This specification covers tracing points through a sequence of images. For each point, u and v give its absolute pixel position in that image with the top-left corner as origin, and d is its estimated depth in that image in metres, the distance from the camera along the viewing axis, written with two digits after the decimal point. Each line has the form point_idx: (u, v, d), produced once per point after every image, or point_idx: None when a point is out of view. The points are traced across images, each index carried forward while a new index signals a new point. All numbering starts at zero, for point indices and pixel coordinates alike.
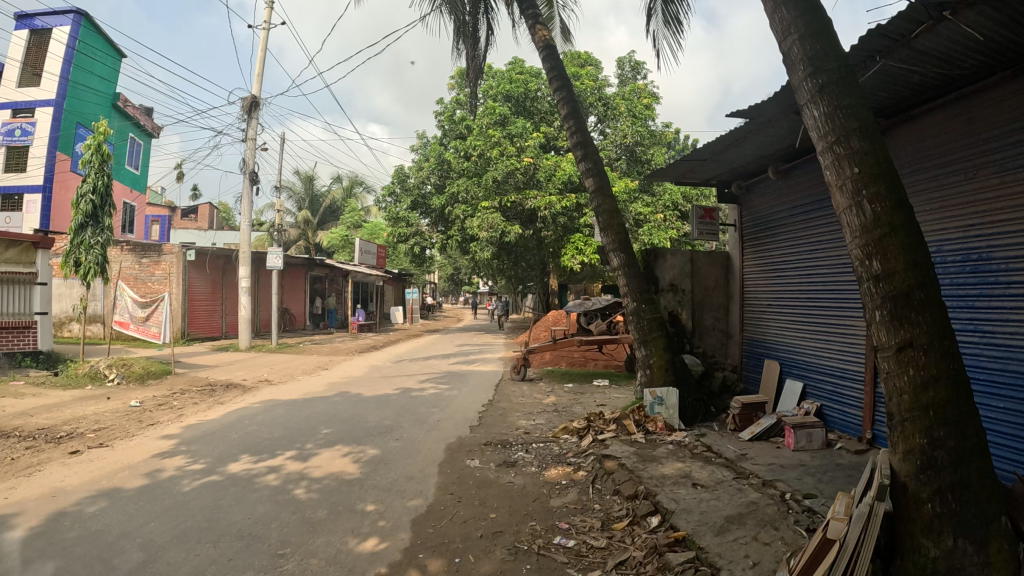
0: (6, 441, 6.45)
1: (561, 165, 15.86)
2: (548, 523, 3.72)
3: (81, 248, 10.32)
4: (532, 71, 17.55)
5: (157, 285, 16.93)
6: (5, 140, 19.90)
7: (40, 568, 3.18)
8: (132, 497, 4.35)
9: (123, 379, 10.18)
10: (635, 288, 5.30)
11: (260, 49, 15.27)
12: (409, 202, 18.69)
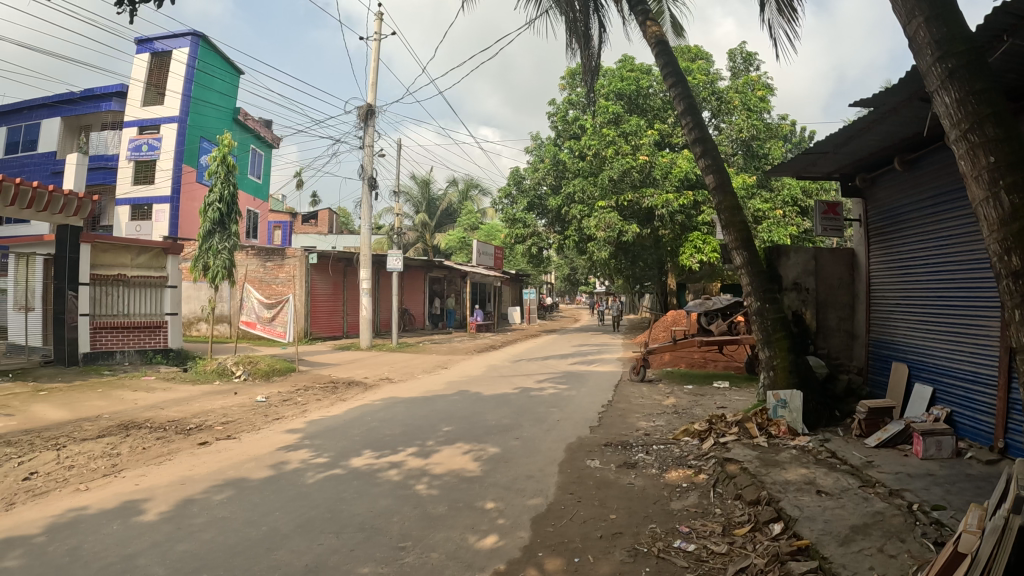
0: (143, 431, 6.96)
1: (678, 162, 15.65)
2: (668, 526, 3.66)
3: (209, 253, 11.00)
4: (644, 67, 17.37)
5: (281, 287, 17.84)
6: (134, 155, 21.52)
7: (174, 551, 3.40)
8: (258, 486, 4.59)
9: (249, 375, 10.73)
10: (758, 288, 5.12)
11: (373, 59, 15.81)
12: (526, 203, 18.89)
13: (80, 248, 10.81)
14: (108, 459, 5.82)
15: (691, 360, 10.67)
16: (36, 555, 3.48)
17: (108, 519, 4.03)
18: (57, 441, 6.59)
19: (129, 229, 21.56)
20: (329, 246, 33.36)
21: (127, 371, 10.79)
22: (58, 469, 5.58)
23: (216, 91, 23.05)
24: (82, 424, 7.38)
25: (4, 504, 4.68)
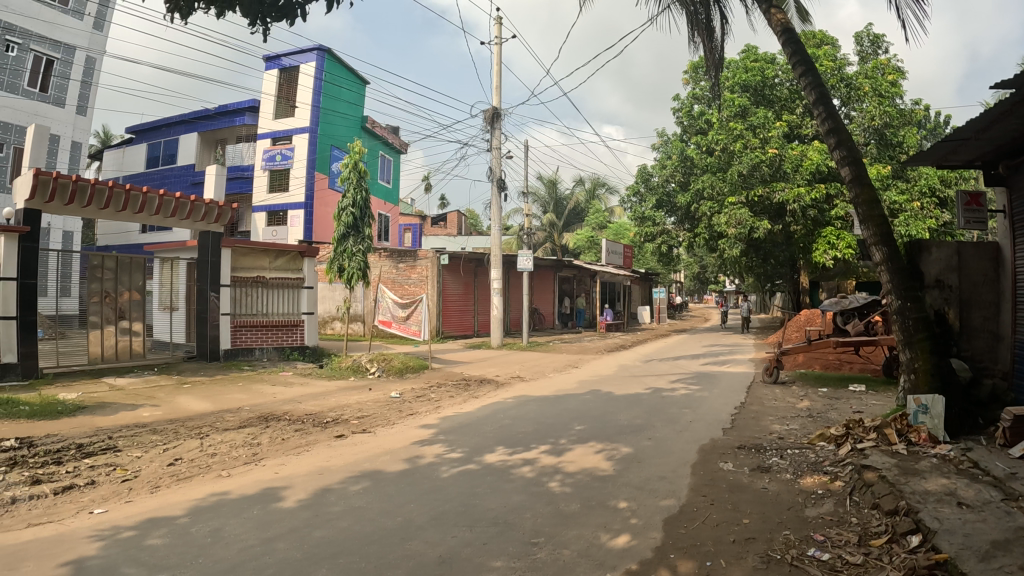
0: (281, 423, 7.38)
1: (808, 154, 14.99)
2: (803, 533, 3.55)
3: (344, 256, 11.54)
4: (769, 57, 16.79)
5: (414, 287, 18.62)
6: (268, 165, 23.08)
7: (312, 537, 3.60)
8: (393, 478, 4.79)
9: (383, 372, 11.18)
10: (898, 287, 4.85)
11: (496, 62, 16.11)
12: (654, 200, 18.61)
13: (221, 252, 11.60)
14: (249, 448, 6.21)
15: (824, 363, 10.27)
16: (183, 534, 3.80)
17: (250, 504, 4.31)
18: (200, 431, 7.07)
19: (266, 234, 23.34)
20: (456, 247, 34.18)
21: (266, 366, 11.49)
22: (201, 456, 6.01)
23: (346, 102, 24.16)
24: (224, 415, 7.91)
25: (153, 486, 5.11)
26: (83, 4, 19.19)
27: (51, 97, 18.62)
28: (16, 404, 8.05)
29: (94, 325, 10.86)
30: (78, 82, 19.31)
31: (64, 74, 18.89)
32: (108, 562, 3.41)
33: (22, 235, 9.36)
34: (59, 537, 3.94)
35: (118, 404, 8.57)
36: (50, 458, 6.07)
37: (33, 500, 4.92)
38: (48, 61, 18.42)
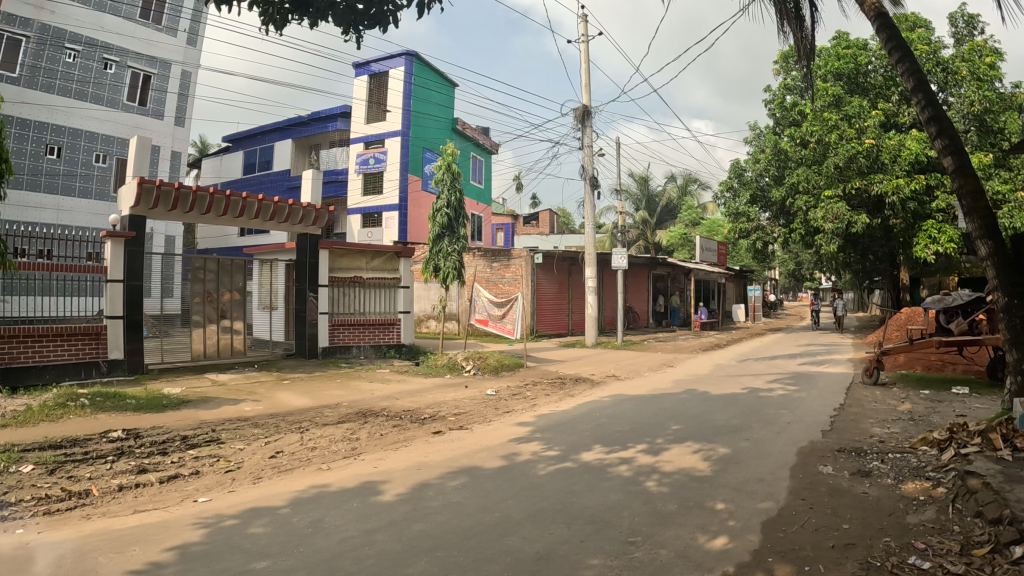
0: (379, 419, 7.60)
1: (906, 144, 14.35)
2: (903, 540, 3.42)
3: (440, 256, 11.93)
4: (861, 43, 16.14)
5: (507, 286, 19.65)
6: (362, 168, 24.07)
7: (411, 530, 3.71)
8: (491, 475, 4.89)
9: (479, 370, 11.47)
10: (1005, 283, 4.49)
11: (584, 60, 16.15)
12: (748, 196, 18.10)
13: (318, 253, 12.11)
14: (348, 442, 6.44)
15: (926, 364, 9.76)
16: (286, 523, 3.99)
17: (350, 496, 4.48)
18: (301, 425, 7.39)
19: (361, 236, 24.24)
20: (548, 246, 34.39)
21: (364, 363, 11.92)
22: (301, 450, 6.27)
23: (435, 104, 24.99)
24: (324, 410, 8.22)
25: (256, 477, 5.38)
26: (176, 21, 20.34)
27: (149, 110, 19.73)
28: (126, 398, 8.61)
29: (197, 324, 11.49)
30: (175, 95, 20.39)
31: (162, 88, 19.98)
32: (213, 548, 3.62)
33: (129, 238, 10.07)
34: (166, 523, 4.20)
35: (220, 399, 9.02)
36: (157, 448, 6.47)
37: (142, 487, 5.28)
38: (146, 76, 19.55)
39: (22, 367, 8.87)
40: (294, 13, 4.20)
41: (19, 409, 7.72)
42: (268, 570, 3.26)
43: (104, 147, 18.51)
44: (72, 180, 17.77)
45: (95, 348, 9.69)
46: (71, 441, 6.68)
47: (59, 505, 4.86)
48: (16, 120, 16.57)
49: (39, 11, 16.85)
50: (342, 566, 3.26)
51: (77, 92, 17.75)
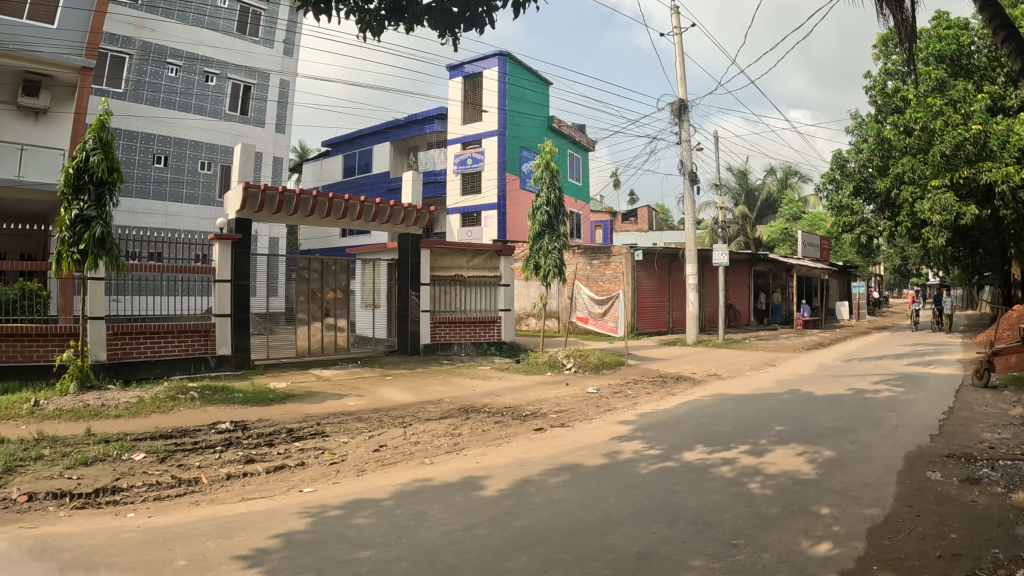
0: (481, 415, 7.78)
1: (1016, 129, 13.22)
2: (1015, 553, 3.24)
3: (541, 254, 12.93)
4: (963, 23, 15.30)
5: (609, 284, 19.91)
6: (460, 168, 24.67)
7: (512, 526, 3.83)
8: (591, 473, 4.97)
9: (579, 368, 11.68)
10: None
11: (677, 54, 15.94)
12: (851, 187, 17.25)
13: (420, 253, 12.53)
14: (450, 437, 6.65)
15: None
16: (390, 515, 4.16)
17: (453, 491, 4.63)
18: (405, 420, 7.65)
19: (461, 235, 24.94)
20: (648, 242, 34.07)
21: (465, 360, 12.25)
22: (404, 444, 6.49)
23: (531, 101, 25.20)
24: (426, 406, 8.48)
25: (360, 470, 5.61)
26: (272, 33, 21.37)
27: (250, 119, 20.75)
28: (234, 392, 9.12)
29: (301, 322, 12.06)
30: (276, 103, 21.37)
31: (261, 97, 20.99)
32: (318, 536, 3.83)
33: (235, 241, 10.70)
34: (273, 511, 4.47)
35: (326, 393, 9.43)
36: (264, 440, 6.84)
37: (250, 477, 5.61)
38: (246, 86, 20.58)
39: (134, 362, 9.61)
40: (390, 20, 4.34)
41: (135, 400, 8.29)
42: (372, 559, 3.42)
43: (208, 154, 19.64)
44: (179, 187, 18.95)
45: (203, 345, 10.40)
46: (182, 432, 7.14)
47: (170, 491, 5.27)
48: (124, 132, 17.85)
49: (139, 29, 18.23)
50: (445, 558, 3.39)
51: (180, 104, 18.96)
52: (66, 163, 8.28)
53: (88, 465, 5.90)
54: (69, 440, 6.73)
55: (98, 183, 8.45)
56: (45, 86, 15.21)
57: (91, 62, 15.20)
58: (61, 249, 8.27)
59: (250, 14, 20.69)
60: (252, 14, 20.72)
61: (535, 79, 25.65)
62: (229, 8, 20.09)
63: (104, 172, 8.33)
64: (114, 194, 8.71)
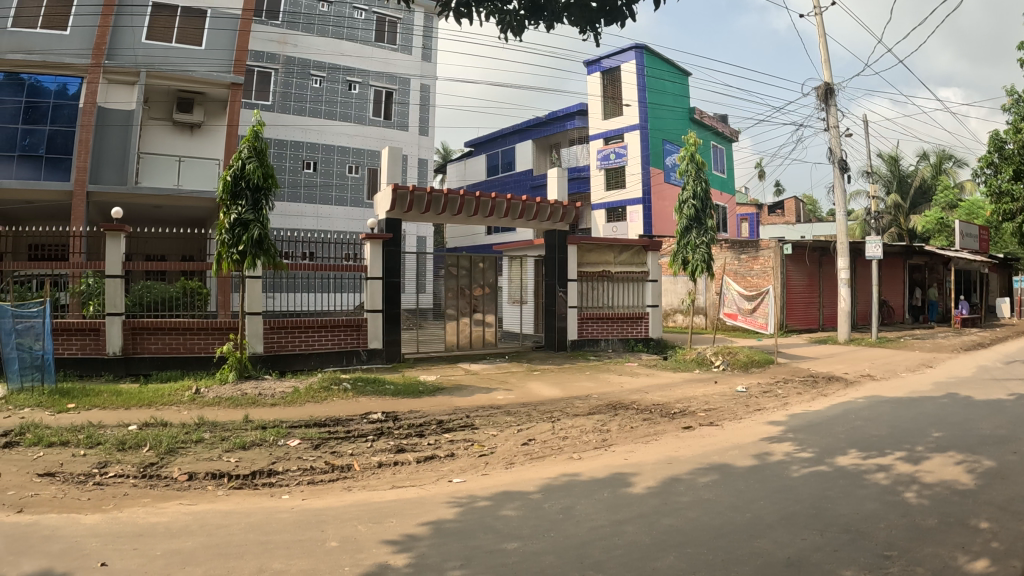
0: (628, 412, 8.34)
1: None
2: None
3: (689, 248, 13.26)
4: None
5: (757, 279, 19.29)
6: (604, 164, 25.00)
7: (659, 525, 4.10)
8: (741, 474, 5.28)
9: (728, 365, 11.84)
10: None
11: (819, 36, 15.18)
12: (1012, 170, 13.54)
13: (566, 249, 13.17)
14: (598, 434, 7.16)
15: None
16: (537, 508, 4.59)
17: (601, 487, 5.08)
18: (551, 415, 8.12)
19: (606, 230, 25.15)
20: (795, 235, 32.51)
21: (612, 356, 12.81)
22: (552, 438, 6.96)
23: (671, 94, 24.75)
24: (574, 401, 8.99)
25: (508, 463, 6.04)
26: (410, 39, 22.13)
27: (395, 123, 21.67)
28: (384, 383, 9.63)
29: (450, 317, 12.63)
30: (417, 106, 22.17)
31: (404, 101, 21.87)
32: (466, 526, 4.21)
33: (385, 240, 11.17)
34: (422, 500, 4.91)
35: (474, 387, 9.83)
36: (414, 431, 7.23)
37: (399, 466, 5.98)
38: (388, 92, 21.59)
39: (289, 354, 10.40)
40: (529, 18, 4.41)
41: (290, 390, 8.91)
42: (520, 550, 3.75)
43: (355, 159, 20.72)
44: (329, 190, 20.10)
45: (355, 339, 11.05)
46: (335, 421, 7.59)
47: (323, 476, 5.66)
48: (275, 141, 19.31)
49: (283, 44, 19.57)
50: (592, 554, 3.66)
51: (326, 112, 20.18)
52: (225, 172, 9.00)
53: (245, 449, 6.43)
54: (228, 426, 7.34)
55: (254, 188, 9.14)
56: (198, 102, 17.13)
57: (240, 78, 16.81)
58: (222, 250, 9.05)
59: (387, 22, 21.59)
60: (389, 23, 21.61)
61: (674, 69, 25.22)
62: (366, 19, 21.08)
63: (259, 178, 8.97)
64: (271, 199, 9.38)
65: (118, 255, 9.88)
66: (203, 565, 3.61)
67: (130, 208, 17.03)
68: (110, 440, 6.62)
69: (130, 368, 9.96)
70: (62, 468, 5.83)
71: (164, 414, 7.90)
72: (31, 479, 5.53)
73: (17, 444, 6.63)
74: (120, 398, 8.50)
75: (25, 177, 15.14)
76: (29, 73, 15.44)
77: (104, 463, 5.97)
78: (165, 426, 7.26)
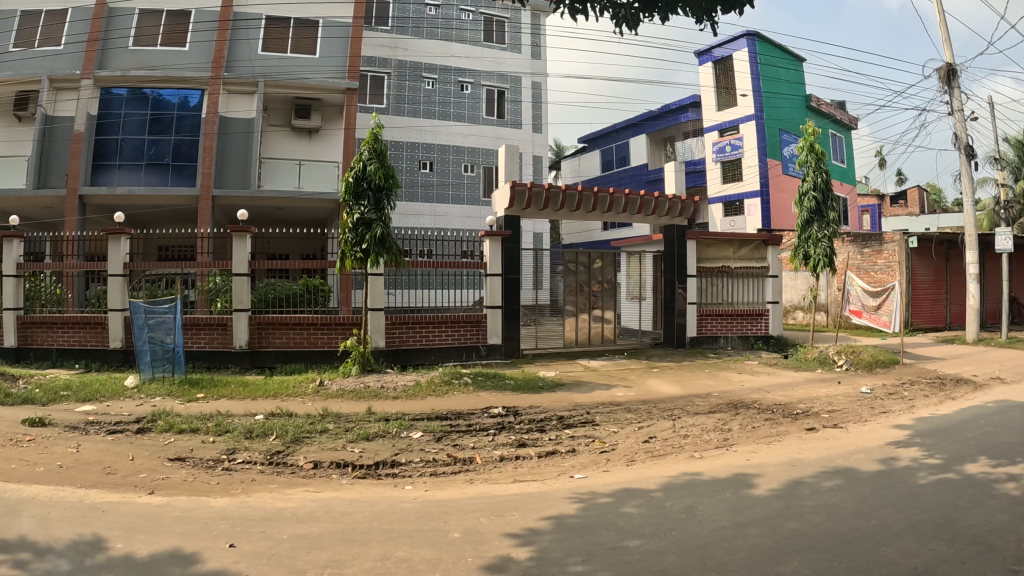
0: (750, 411, 8.15)
1: None
2: None
3: (810, 242, 12.79)
4: None
5: (881, 274, 18.33)
6: (720, 157, 24.42)
7: (783, 528, 4.06)
8: (867, 479, 5.16)
9: (851, 365, 11.32)
10: None
11: (941, 13, 14.26)
12: None
13: (686, 244, 13.04)
14: (719, 433, 7.03)
15: None
16: (659, 507, 4.58)
17: (724, 487, 5.06)
18: (671, 412, 8.07)
19: (724, 224, 24.63)
20: (919, 227, 30.56)
21: (732, 354, 12.56)
22: (672, 437, 6.89)
23: (786, 81, 23.82)
24: (694, 399, 8.89)
25: (629, 460, 6.06)
26: (518, 38, 22.32)
27: (508, 121, 21.90)
28: (504, 378, 9.82)
29: (569, 314, 12.89)
30: (530, 104, 22.35)
31: (516, 99, 22.09)
32: (589, 522, 4.26)
33: (504, 237, 11.35)
34: (544, 494, 5.00)
35: (592, 383, 9.92)
36: (535, 426, 7.37)
37: (521, 460, 6.11)
38: (500, 91, 21.82)
39: (410, 349, 10.79)
40: (643, 12, 4.47)
41: (412, 383, 9.22)
42: (641, 548, 3.75)
43: (470, 158, 21.05)
44: (445, 189, 20.60)
45: (475, 335, 11.28)
46: (457, 415, 7.85)
47: (445, 469, 5.85)
48: (392, 143, 19.98)
49: (394, 49, 20.23)
50: (714, 555, 3.65)
51: (440, 113, 20.67)
52: (347, 174, 9.39)
53: (369, 440, 6.72)
54: (352, 417, 7.69)
55: (376, 189, 9.50)
56: (316, 109, 17.94)
57: (354, 83, 17.37)
58: (346, 249, 9.42)
59: (495, 23, 21.91)
60: (496, 23, 21.95)
61: (787, 56, 24.28)
62: (474, 20, 21.47)
63: (380, 179, 9.34)
64: (392, 199, 9.72)
65: (244, 253, 10.52)
66: (328, 550, 3.79)
67: (254, 210, 18.06)
68: (237, 429, 7.05)
69: (255, 360, 10.58)
70: (191, 453, 6.28)
71: (288, 405, 8.33)
72: (162, 463, 5.98)
73: (150, 430, 7.17)
74: (246, 389, 9.03)
75: (152, 182, 16.51)
76: (151, 88, 16.77)
77: (233, 450, 6.37)
78: (291, 417, 7.66)
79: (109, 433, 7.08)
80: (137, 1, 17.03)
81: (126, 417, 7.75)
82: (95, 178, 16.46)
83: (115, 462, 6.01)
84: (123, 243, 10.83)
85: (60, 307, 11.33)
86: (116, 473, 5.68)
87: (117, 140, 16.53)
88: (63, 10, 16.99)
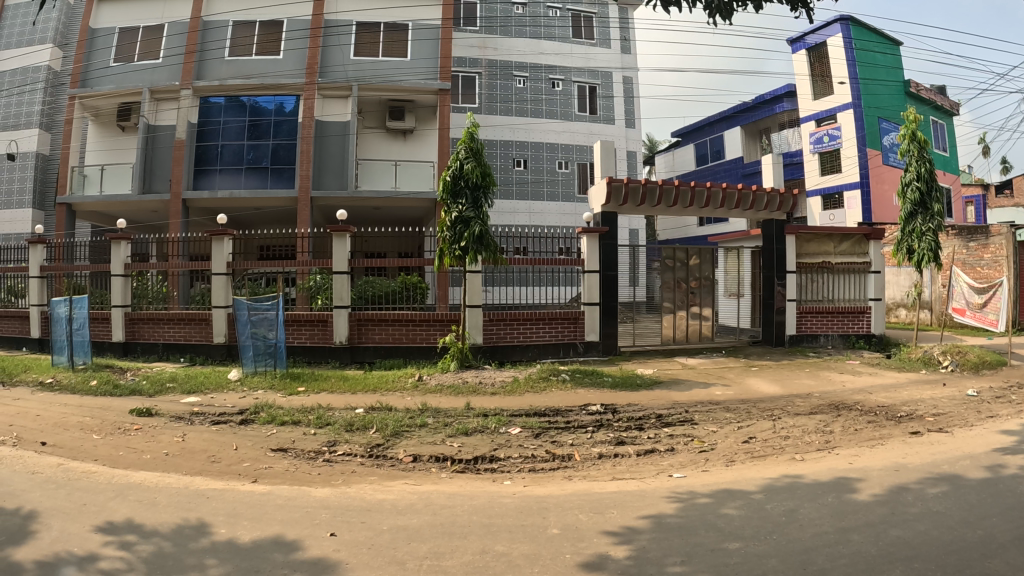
0: (853, 413, 7.87)
1: None
2: None
3: (914, 236, 12.16)
4: None
5: (988, 270, 17.24)
6: (818, 147, 23.42)
7: (886, 536, 3.91)
8: (974, 487, 4.91)
9: (957, 366, 10.74)
10: None
11: None
12: None
13: (786, 240, 12.68)
14: (821, 435, 6.82)
15: None
16: (759, 509, 4.50)
17: (826, 491, 4.91)
18: (771, 413, 7.88)
19: (824, 219, 23.73)
20: None
21: (832, 354, 12.10)
22: (773, 438, 6.73)
23: (884, 66, 22.73)
24: (795, 400, 8.64)
25: (728, 460, 5.96)
26: (607, 33, 22.11)
27: (600, 117, 21.68)
28: (602, 375, 9.83)
29: (666, 311, 12.75)
30: (622, 99, 21.90)
31: (608, 95, 21.74)
32: (688, 522, 4.23)
33: (601, 233, 11.22)
34: (643, 493, 4.99)
35: (690, 382, 9.81)
36: (633, 424, 7.34)
37: (620, 458, 6.12)
38: (591, 87, 21.59)
39: (507, 346, 10.96)
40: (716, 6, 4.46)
41: (510, 379, 9.38)
42: (740, 551, 3.70)
43: (564, 154, 21.07)
44: (540, 187, 20.73)
45: (573, 331, 11.31)
46: (555, 411, 7.93)
47: (544, 465, 5.92)
48: (487, 142, 20.28)
49: (484, 49, 20.55)
50: (814, 560, 3.57)
51: (533, 111, 20.79)
52: (445, 173, 9.63)
53: (467, 435, 6.89)
54: (451, 412, 7.88)
55: (474, 187, 9.66)
56: (410, 110, 18.43)
57: (446, 84, 17.63)
58: (445, 246, 9.64)
59: (583, 18, 21.86)
60: (583, 19, 21.89)
61: (884, 40, 23.15)
62: (562, 16, 21.51)
63: (476, 177, 9.48)
64: (489, 197, 9.85)
65: (343, 253, 10.88)
66: (428, 542, 3.92)
67: (352, 210, 18.72)
68: (338, 422, 7.35)
69: (355, 356, 10.97)
70: (293, 444, 6.60)
71: (388, 399, 8.62)
72: (266, 453, 6.32)
73: (254, 422, 7.57)
74: (344, 383, 9.38)
75: (253, 185, 17.35)
76: (249, 96, 17.62)
77: (334, 442, 6.65)
78: (391, 411, 7.94)
79: (213, 423, 7.52)
80: (232, 14, 17.84)
81: (230, 408, 8.21)
82: (198, 183, 17.44)
83: (220, 451, 6.40)
84: (226, 244, 11.38)
85: (166, 304, 12.10)
86: (222, 461, 6.05)
87: (217, 146, 17.49)
88: (160, 26, 18.04)
